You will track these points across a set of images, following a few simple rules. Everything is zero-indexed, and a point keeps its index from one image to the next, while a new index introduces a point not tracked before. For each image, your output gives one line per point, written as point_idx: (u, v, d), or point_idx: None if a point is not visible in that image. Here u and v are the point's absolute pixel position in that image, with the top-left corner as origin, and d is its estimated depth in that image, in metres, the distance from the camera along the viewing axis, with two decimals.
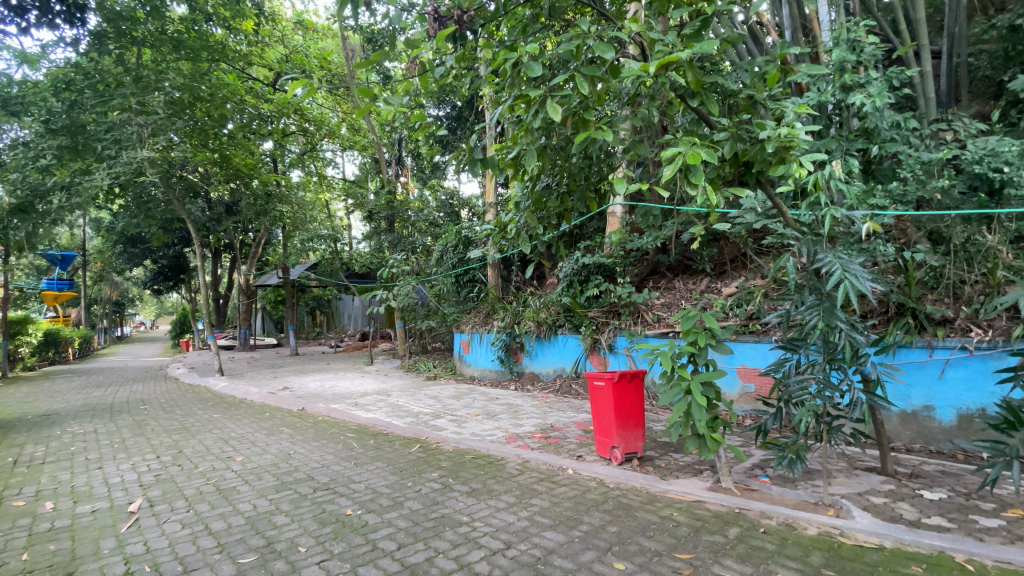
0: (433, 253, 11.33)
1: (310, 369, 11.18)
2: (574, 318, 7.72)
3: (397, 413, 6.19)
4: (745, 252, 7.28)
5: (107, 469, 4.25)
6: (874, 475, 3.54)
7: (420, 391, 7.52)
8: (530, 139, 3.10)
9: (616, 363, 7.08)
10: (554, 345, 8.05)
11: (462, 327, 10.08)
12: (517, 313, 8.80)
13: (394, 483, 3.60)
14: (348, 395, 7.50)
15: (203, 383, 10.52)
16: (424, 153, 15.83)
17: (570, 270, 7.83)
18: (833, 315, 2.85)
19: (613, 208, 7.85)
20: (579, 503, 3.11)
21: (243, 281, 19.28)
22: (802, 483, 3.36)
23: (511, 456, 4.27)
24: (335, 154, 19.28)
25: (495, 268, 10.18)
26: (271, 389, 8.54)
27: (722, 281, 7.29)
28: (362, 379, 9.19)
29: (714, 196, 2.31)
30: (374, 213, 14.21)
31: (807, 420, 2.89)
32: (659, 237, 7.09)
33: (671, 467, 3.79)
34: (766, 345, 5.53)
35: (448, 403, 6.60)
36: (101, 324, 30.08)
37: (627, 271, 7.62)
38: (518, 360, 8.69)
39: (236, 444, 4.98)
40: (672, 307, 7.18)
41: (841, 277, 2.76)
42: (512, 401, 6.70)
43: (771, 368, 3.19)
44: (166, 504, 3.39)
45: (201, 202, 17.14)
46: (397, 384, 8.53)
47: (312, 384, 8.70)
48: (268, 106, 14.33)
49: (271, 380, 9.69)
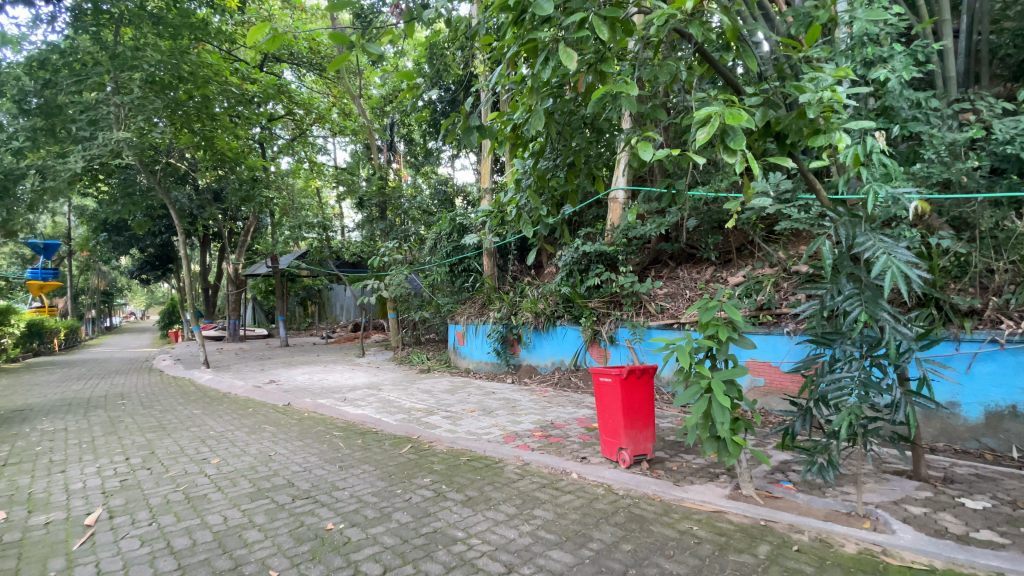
0: (426, 241, 10.96)
1: (299, 361, 10.81)
2: (573, 309, 7.40)
3: (387, 409, 5.85)
4: (752, 239, 6.95)
5: (70, 473, 3.90)
6: (908, 481, 3.24)
7: (413, 385, 7.18)
8: (534, 100, 2.79)
9: (617, 356, 6.80)
10: (552, 337, 7.74)
11: (457, 318, 9.73)
12: (514, 304, 8.47)
13: (381, 490, 3.27)
14: (337, 389, 7.15)
15: (188, 375, 10.15)
16: (417, 138, 15.42)
17: (570, 259, 7.40)
18: (876, 304, 2.54)
19: (614, 194, 7.49)
20: (587, 515, 2.79)
21: (232, 270, 18.81)
22: (830, 491, 3.06)
23: (509, 458, 3.94)
24: (326, 141, 18.79)
25: (490, 257, 9.83)
26: (258, 382, 8.18)
27: (727, 270, 6.98)
28: (352, 372, 8.84)
29: (753, 162, 1.98)
30: (365, 200, 13.82)
31: (848, 424, 2.56)
32: (663, 224, 6.73)
33: (684, 471, 3.48)
34: (777, 336, 5.35)
35: (442, 397, 6.27)
36: (88, 315, 29.51)
37: (629, 259, 7.26)
38: (515, 352, 8.38)
39: (214, 444, 4.64)
40: (675, 297, 6.87)
41: (887, 263, 2.45)
42: (509, 396, 6.38)
43: (801, 365, 2.90)
44: (127, 516, 3.05)
45: (187, 189, 16.64)
46: (389, 377, 8.18)
47: (300, 377, 8.35)
48: (255, 89, 13.87)
49: (258, 372, 9.32)
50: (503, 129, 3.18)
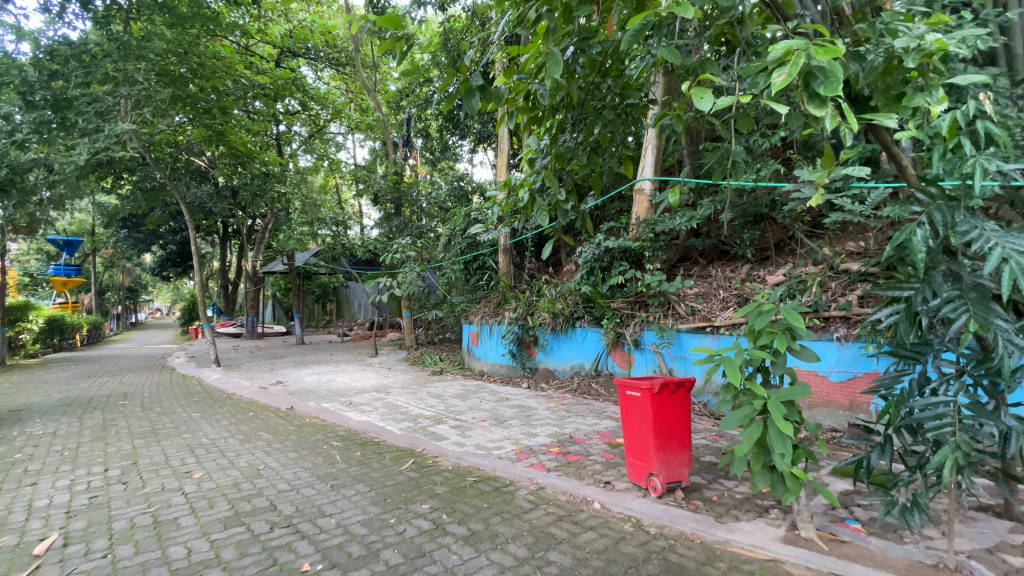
0: (441, 237, 10.57)
1: (310, 361, 10.49)
2: (594, 310, 6.89)
3: (393, 415, 5.43)
4: (793, 235, 6.50)
5: (40, 487, 3.58)
6: (1001, 521, 2.67)
7: (423, 389, 6.75)
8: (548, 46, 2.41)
9: (643, 361, 6.32)
10: (570, 339, 7.25)
11: (471, 317, 9.29)
12: (530, 304, 7.99)
13: (371, 519, 2.85)
14: (343, 392, 6.77)
15: (197, 374, 9.92)
16: (435, 133, 15.12)
17: (591, 256, 6.90)
18: (989, 309, 2.02)
19: (641, 184, 6.98)
20: (611, 563, 2.32)
21: (249, 268, 18.74)
22: (909, 536, 2.52)
23: (522, 480, 3.47)
24: (343, 137, 18.60)
25: (507, 253, 9.37)
26: (264, 383, 7.87)
27: (765, 268, 6.54)
28: (362, 373, 8.47)
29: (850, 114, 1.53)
30: (381, 196, 13.53)
31: (956, 459, 2.01)
32: (695, 218, 6.23)
33: (725, 504, 2.96)
34: (829, 343, 4.87)
35: (452, 404, 5.83)
36: (114, 311, 30.00)
37: (656, 256, 6.67)
38: (531, 354, 7.92)
39: (201, 454, 4.29)
40: (707, 297, 6.32)
41: (1003, 255, 1.96)
42: (524, 403, 5.93)
43: (880, 385, 2.37)
44: (82, 545, 2.68)
45: (204, 186, 16.59)
46: (398, 379, 7.78)
47: (308, 378, 8.01)
48: (271, 83, 13.74)
49: (267, 373, 9.02)
50: (512, 95, 2.86)
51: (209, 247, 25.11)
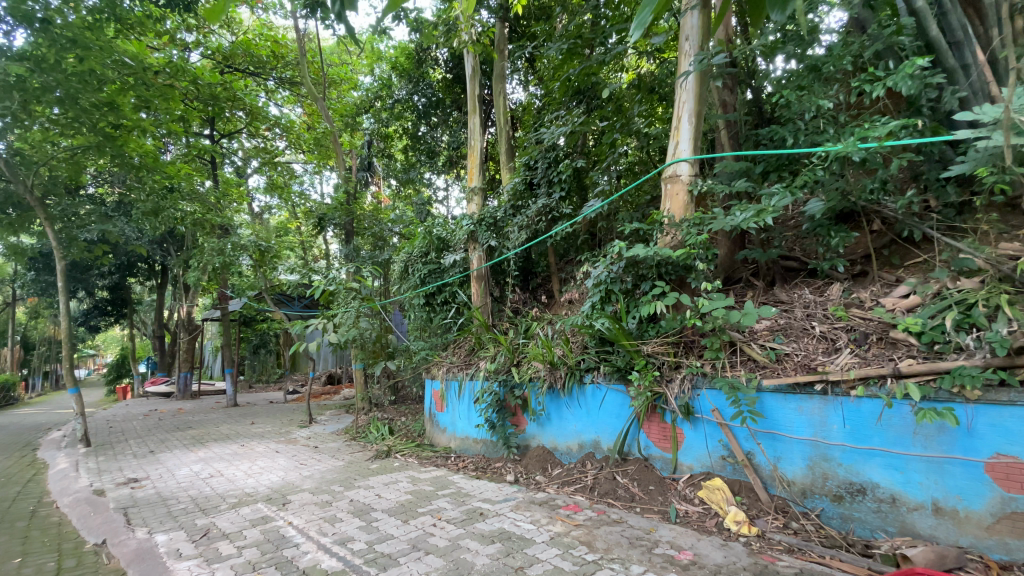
0: (398, 265, 8.23)
1: (216, 436, 7.68)
2: (614, 356, 4.51)
3: (263, 571, 2.87)
4: (903, 237, 4.38)
5: None
6: None
7: (344, 496, 4.17)
8: None
9: (698, 438, 3.99)
10: (577, 403, 4.83)
11: (433, 370, 6.80)
12: (515, 350, 5.59)
13: None
14: (213, 505, 4.11)
15: (46, 461, 7.03)
16: (399, 155, 13.08)
17: (604, 275, 4.55)
18: None
19: (674, 169, 4.76)
20: None
21: (183, 314, 16.10)
22: None
23: None
24: (298, 165, 16.42)
25: (482, 282, 7.04)
26: (110, 482, 5.13)
27: (867, 287, 4.31)
28: (271, 460, 5.79)
29: None
30: (329, 222, 11.19)
31: None
32: (768, 209, 3.91)
33: None
34: None
35: (381, 535, 3.28)
36: (37, 369, 26.27)
37: (708, 272, 4.33)
38: (517, 422, 5.44)
39: None
40: (793, 334, 4.00)
41: None
42: (509, 524, 3.42)
43: None
44: None
45: (124, 217, 14.02)
46: (318, 471, 5.16)
47: (182, 473, 5.28)
48: (203, 92, 11.47)
49: (135, 459, 6.24)
50: None
51: (148, 294, 22.17)
